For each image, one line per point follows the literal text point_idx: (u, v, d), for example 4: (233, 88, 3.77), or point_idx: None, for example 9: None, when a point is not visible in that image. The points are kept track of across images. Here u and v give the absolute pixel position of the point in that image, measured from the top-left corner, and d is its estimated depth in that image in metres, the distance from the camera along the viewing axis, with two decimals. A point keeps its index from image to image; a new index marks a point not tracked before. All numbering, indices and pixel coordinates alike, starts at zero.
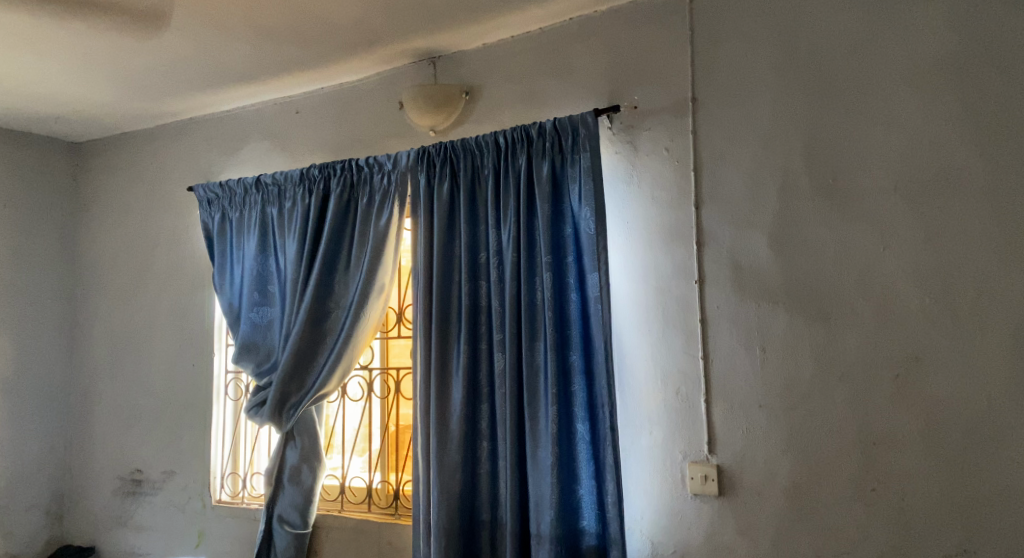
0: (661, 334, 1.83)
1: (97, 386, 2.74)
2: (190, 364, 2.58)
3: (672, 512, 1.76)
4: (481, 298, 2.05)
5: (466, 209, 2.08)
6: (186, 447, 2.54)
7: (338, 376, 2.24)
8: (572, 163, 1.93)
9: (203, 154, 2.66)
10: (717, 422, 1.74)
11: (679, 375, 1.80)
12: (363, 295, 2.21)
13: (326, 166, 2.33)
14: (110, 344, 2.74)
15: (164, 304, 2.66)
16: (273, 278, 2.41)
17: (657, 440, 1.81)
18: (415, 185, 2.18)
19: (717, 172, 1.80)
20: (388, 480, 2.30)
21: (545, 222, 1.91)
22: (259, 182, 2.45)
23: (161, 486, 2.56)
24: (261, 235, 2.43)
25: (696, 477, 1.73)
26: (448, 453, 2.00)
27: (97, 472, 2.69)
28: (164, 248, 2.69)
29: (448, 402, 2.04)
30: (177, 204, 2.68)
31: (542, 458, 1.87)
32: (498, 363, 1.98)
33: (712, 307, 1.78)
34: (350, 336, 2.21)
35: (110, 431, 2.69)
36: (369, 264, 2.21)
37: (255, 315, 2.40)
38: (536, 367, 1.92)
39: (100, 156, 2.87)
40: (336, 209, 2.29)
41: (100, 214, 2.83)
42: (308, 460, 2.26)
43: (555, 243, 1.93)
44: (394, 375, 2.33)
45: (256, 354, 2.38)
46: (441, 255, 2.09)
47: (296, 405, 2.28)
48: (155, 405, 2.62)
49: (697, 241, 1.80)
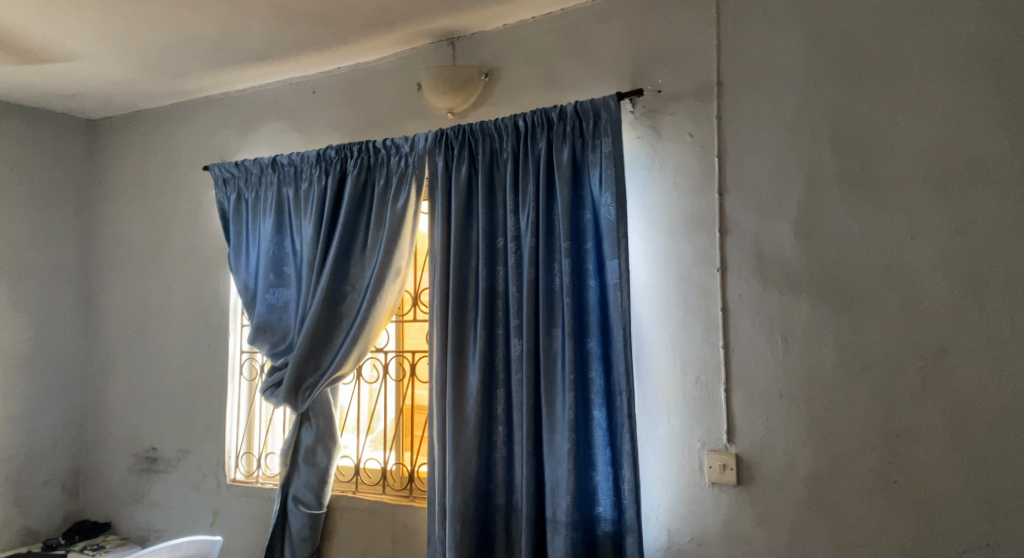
0: (681, 322, 1.81)
1: (112, 365, 2.75)
2: (205, 344, 2.58)
3: (689, 501, 1.76)
4: (498, 283, 2.04)
5: (484, 193, 2.06)
6: (201, 426, 2.55)
7: (354, 358, 2.24)
8: (593, 148, 1.91)
9: (219, 133, 2.64)
10: (736, 412, 1.73)
11: (698, 363, 1.78)
12: (379, 278, 2.20)
13: (343, 147, 2.31)
14: (126, 323, 2.75)
15: (179, 284, 2.66)
16: (289, 259, 2.40)
17: (675, 428, 1.80)
18: (433, 168, 2.16)
19: (741, 159, 1.77)
20: (402, 462, 2.31)
21: (565, 208, 1.90)
22: (275, 162, 2.44)
23: (177, 464, 2.58)
24: (277, 216, 2.42)
25: (714, 466, 1.72)
26: (464, 438, 2.00)
27: (112, 449, 2.71)
28: (180, 227, 2.69)
29: (464, 386, 2.04)
30: (192, 184, 2.67)
31: (558, 444, 1.86)
32: (514, 348, 1.97)
33: (734, 296, 1.76)
34: (366, 318, 2.21)
35: (126, 409, 2.71)
36: (386, 248, 2.20)
37: (270, 296, 2.40)
38: (553, 353, 1.91)
39: (115, 134, 2.85)
40: (352, 192, 2.27)
41: (116, 192, 2.83)
42: (322, 441, 2.27)
43: (574, 228, 1.91)
44: (409, 358, 2.33)
45: (272, 335, 2.38)
46: (458, 239, 2.08)
47: (312, 387, 2.28)
48: (171, 384, 2.63)
49: (719, 229, 1.78)
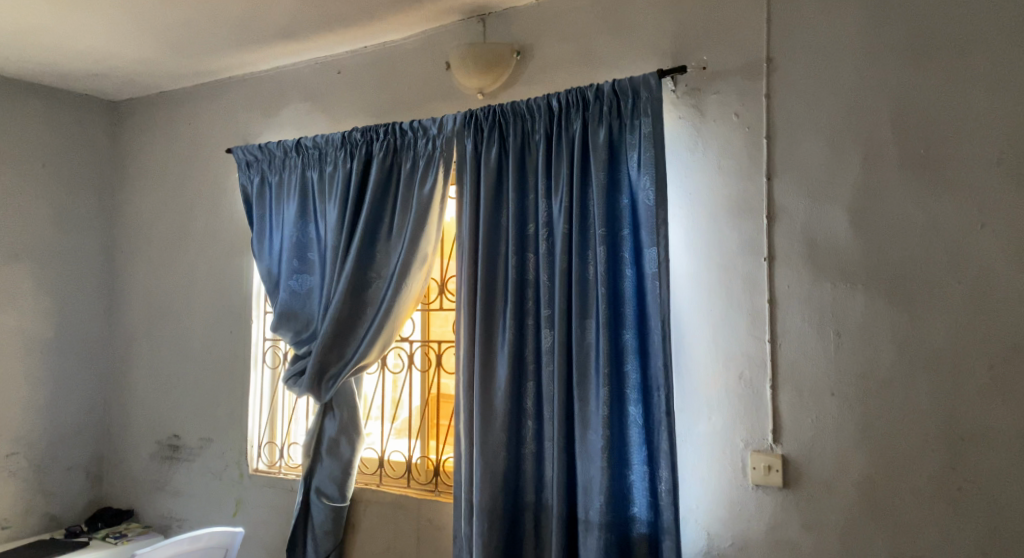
0: (724, 315, 1.71)
1: (135, 350, 2.72)
2: (228, 331, 2.54)
3: (731, 503, 1.66)
4: (529, 271, 1.95)
5: (515, 177, 1.96)
6: (224, 414, 2.51)
7: (378, 348, 2.17)
8: (631, 129, 1.80)
9: (242, 115, 2.58)
10: (783, 410, 1.62)
11: (743, 358, 1.68)
12: (405, 265, 2.12)
13: (368, 130, 2.23)
14: (149, 309, 2.71)
15: (202, 269, 2.61)
16: (314, 245, 2.34)
17: (716, 427, 1.70)
18: (461, 150, 2.06)
19: (792, 141, 1.66)
20: (427, 456, 2.24)
21: (601, 192, 1.80)
22: (299, 145, 2.37)
23: (199, 451, 2.54)
24: (301, 200, 2.36)
25: (758, 467, 1.62)
26: (492, 432, 1.92)
27: (135, 436, 2.68)
28: (202, 212, 2.63)
29: (493, 379, 1.96)
30: (215, 167, 2.62)
31: (591, 441, 1.78)
32: (545, 340, 1.89)
33: (782, 287, 1.65)
34: (391, 307, 2.14)
35: (149, 395, 2.67)
36: (412, 233, 2.12)
37: (294, 283, 2.34)
38: (586, 345, 1.82)
39: (138, 117, 2.80)
40: (378, 175, 2.19)
41: (139, 175, 2.78)
42: (346, 432, 2.21)
43: (610, 214, 1.81)
44: (435, 348, 2.25)
45: (295, 322, 2.32)
46: (487, 225, 1.99)
47: (335, 376, 2.22)
48: (194, 371, 2.59)
49: (768, 215, 1.67)
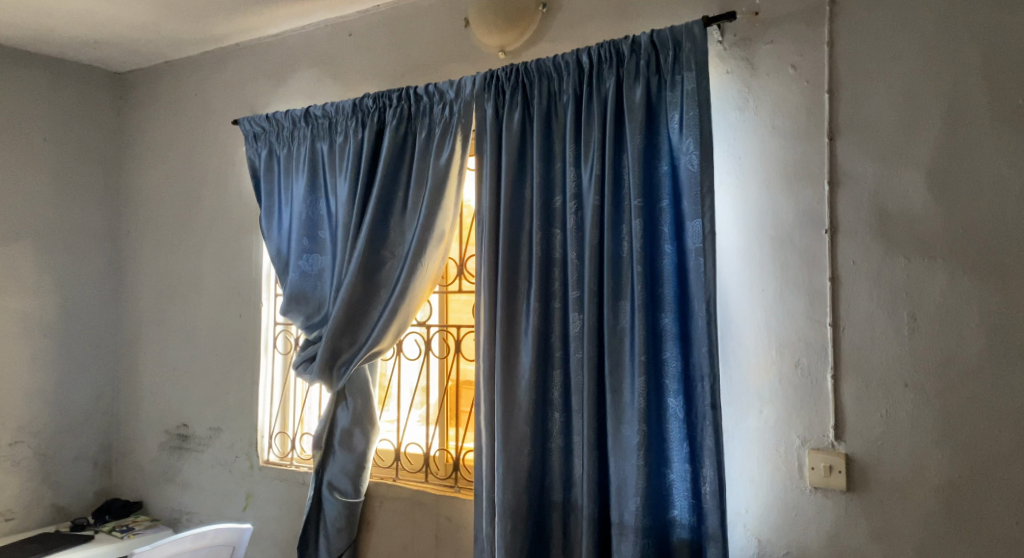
0: (778, 295, 1.51)
1: (143, 336, 2.61)
2: (237, 315, 2.40)
3: (785, 508, 1.47)
4: (555, 249, 1.76)
5: (540, 144, 1.77)
6: (233, 403, 2.38)
7: (393, 332, 2.02)
8: (672, 86, 1.60)
9: (250, 84, 2.42)
10: (846, 403, 1.42)
11: (800, 344, 1.48)
12: (420, 242, 1.95)
13: (380, 96, 2.06)
14: (156, 292, 2.59)
15: (210, 249, 2.48)
16: (324, 223, 2.18)
17: (768, 421, 1.50)
18: (480, 116, 1.88)
19: (860, 94, 1.44)
20: (447, 448, 2.08)
21: (637, 158, 1.60)
22: (308, 114, 2.20)
23: (208, 442, 2.42)
24: (310, 174, 2.20)
25: (818, 467, 1.43)
26: (515, 426, 1.75)
27: (144, 424, 2.57)
28: (210, 189, 2.49)
29: (516, 367, 1.78)
30: (223, 141, 2.47)
31: (626, 436, 1.60)
32: (573, 324, 1.71)
33: (847, 263, 1.44)
34: (406, 288, 1.97)
35: (158, 382, 2.55)
36: (427, 208, 1.95)
37: (304, 263, 2.19)
38: (620, 330, 1.63)
39: (144, 89, 2.67)
40: (391, 145, 2.02)
41: (146, 151, 2.65)
42: (360, 423, 2.06)
43: (647, 183, 1.62)
44: (454, 333, 2.09)
45: (305, 306, 2.17)
46: (509, 198, 1.80)
47: (348, 363, 2.07)
48: (203, 357, 2.46)
49: (829, 181, 1.46)
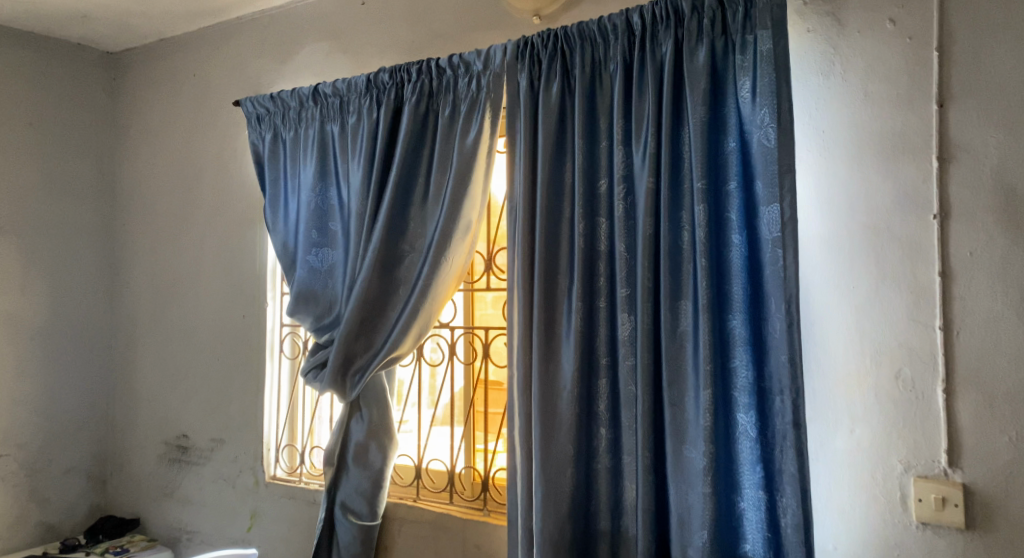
0: (873, 293, 1.27)
1: (139, 338, 2.40)
2: (241, 316, 2.19)
3: (885, 547, 1.24)
4: (600, 241, 1.54)
5: (583, 120, 1.54)
6: (237, 412, 2.18)
7: (413, 336, 1.80)
8: (742, 48, 1.37)
9: (252, 62, 2.21)
10: (962, 423, 1.19)
11: (901, 351, 1.24)
12: (444, 234, 1.73)
13: (397, 70, 1.83)
14: (152, 291, 2.38)
15: (211, 244, 2.27)
16: (336, 213, 1.96)
17: (861, 443, 1.27)
18: (512, 89, 1.65)
19: (977, 53, 1.20)
20: (474, 466, 1.87)
21: (701, 134, 1.38)
22: (317, 93, 1.98)
23: (210, 454, 2.22)
24: (320, 160, 1.98)
25: (927, 500, 1.20)
26: (556, 444, 1.53)
27: (140, 435, 2.36)
28: (210, 178, 2.28)
29: (556, 376, 1.55)
30: (223, 125, 2.26)
31: (689, 458, 1.38)
32: (623, 327, 1.49)
33: (960, 255, 1.21)
34: (429, 285, 1.75)
35: (155, 388, 2.35)
36: (452, 196, 1.73)
37: (313, 258, 1.97)
38: (680, 334, 1.41)
39: (139, 70, 2.46)
40: (410, 125, 1.80)
41: (141, 137, 2.44)
42: (376, 436, 1.85)
43: (712, 164, 1.39)
44: (481, 336, 1.86)
45: (315, 306, 1.95)
46: (547, 183, 1.57)
47: (362, 370, 1.85)
48: (203, 362, 2.26)
49: (938, 156, 1.22)
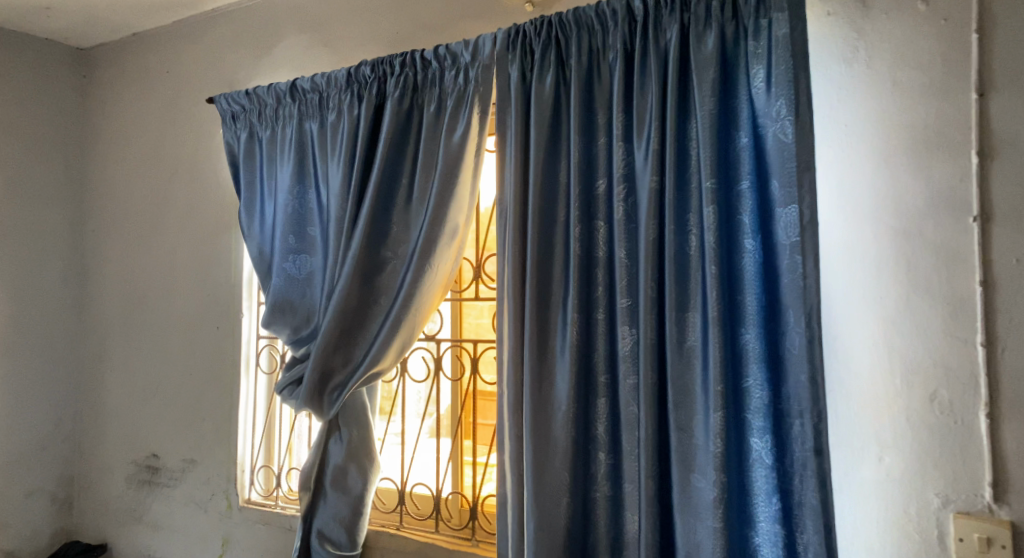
0: (905, 305, 1.13)
1: (108, 351, 2.26)
2: (214, 327, 2.05)
3: None
4: (599, 246, 1.41)
5: (579, 114, 1.41)
6: (209, 431, 2.04)
7: (397, 350, 1.66)
8: (755, 34, 1.24)
9: (228, 57, 2.07)
10: (1009, 453, 1.05)
11: (938, 371, 1.10)
12: (429, 240, 1.60)
13: (379, 63, 1.70)
14: (122, 301, 2.24)
15: (183, 251, 2.13)
16: (314, 217, 1.82)
17: (891, 474, 1.12)
18: (502, 82, 1.51)
19: (1020, 36, 1.07)
20: (462, 491, 1.73)
21: (710, 128, 1.24)
22: (294, 88, 1.84)
23: (181, 475, 2.08)
24: (297, 160, 1.84)
25: (970, 540, 1.06)
26: (550, 470, 1.39)
27: (109, 454, 2.22)
28: (183, 181, 2.15)
29: (550, 395, 1.42)
30: (197, 125, 2.13)
31: (698, 487, 1.24)
32: (624, 342, 1.35)
33: (1004, 263, 1.07)
34: (413, 295, 1.62)
35: (124, 404, 2.21)
36: (437, 198, 1.59)
37: (290, 265, 1.83)
38: (687, 350, 1.27)
39: (110, 67, 2.33)
40: (393, 121, 1.66)
41: (111, 138, 2.30)
42: (356, 458, 1.72)
43: (722, 161, 1.26)
44: (469, 350, 1.73)
45: (292, 317, 1.81)
46: (540, 184, 1.44)
47: (341, 386, 1.70)
48: (174, 376, 2.12)
49: (978, 152, 1.09)
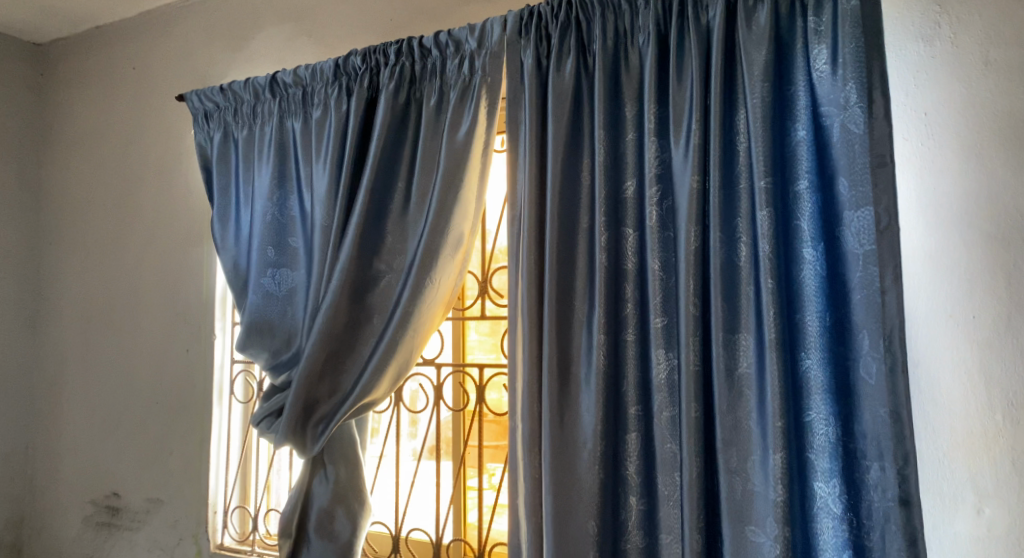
0: (1006, 331, 0.98)
1: (64, 377, 2.02)
2: (184, 350, 1.83)
3: None
4: (627, 257, 1.22)
5: (605, 105, 1.23)
6: (177, 468, 1.81)
7: (392, 377, 1.46)
8: (816, 9, 1.07)
9: (201, 50, 1.87)
10: None
11: None
12: (430, 251, 1.40)
13: (371, 53, 1.50)
14: (81, 320, 2.01)
15: (150, 264, 1.91)
16: (296, 226, 1.62)
17: (993, 529, 0.97)
18: (514, 71, 1.33)
19: None
20: (466, 538, 1.54)
21: (764, 119, 1.06)
22: (275, 83, 1.64)
23: (145, 517, 1.84)
24: (278, 163, 1.63)
25: None
26: (574, 520, 1.19)
27: (63, 493, 1.98)
28: (150, 187, 1.93)
29: (573, 430, 1.22)
30: (167, 125, 1.92)
31: (756, 543, 1.04)
32: (659, 369, 1.16)
33: None
34: (411, 313, 1.42)
35: (82, 436, 1.97)
36: (439, 202, 1.40)
37: (269, 280, 1.62)
38: (739, 378, 1.08)
39: (71, 63, 2.11)
40: (388, 117, 1.47)
41: (71, 141, 2.08)
42: (343, 501, 1.50)
43: (777, 157, 1.08)
44: (473, 377, 1.53)
45: (271, 339, 1.60)
46: (559, 185, 1.25)
47: (327, 419, 1.49)
48: (138, 405, 1.89)
49: None
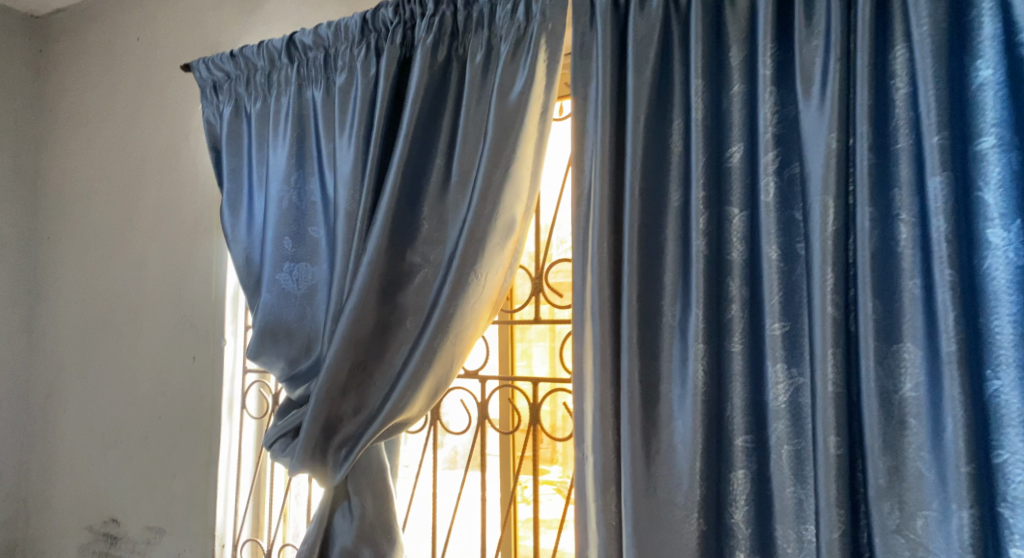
0: None
1: (60, 387, 1.81)
2: (189, 358, 1.60)
3: None
4: (733, 244, 0.94)
5: (704, 49, 0.95)
6: (180, 492, 1.57)
7: (429, 391, 1.20)
8: None
9: (210, 16, 1.65)
10: None
11: None
12: (474, 239, 1.14)
13: (405, 3, 1.25)
14: (79, 323, 1.79)
15: (154, 260, 1.68)
16: (317, 213, 1.37)
17: None
18: (583, 15, 1.06)
19: None
20: None
21: (936, 54, 0.79)
22: (292, 45, 1.40)
23: (146, 548, 1.62)
24: (296, 139, 1.39)
25: None
26: None
27: (59, 518, 1.76)
28: (155, 172, 1.71)
29: (663, 466, 0.94)
30: (173, 102, 1.70)
31: None
32: (780, 388, 0.89)
33: None
34: (452, 315, 1.16)
35: (79, 454, 1.75)
36: (485, 180, 1.14)
37: (286, 277, 1.37)
38: (900, 404, 0.81)
39: (72, 38, 1.90)
40: (424, 80, 1.21)
41: (72, 124, 1.87)
42: (370, 539, 1.24)
43: (953, 104, 0.80)
44: (525, 393, 1.26)
45: (287, 345, 1.35)
46: (641, 153, 0.98)
47: (351, 441, 1.24)
48: (139, 419, 1.66)
49: None
